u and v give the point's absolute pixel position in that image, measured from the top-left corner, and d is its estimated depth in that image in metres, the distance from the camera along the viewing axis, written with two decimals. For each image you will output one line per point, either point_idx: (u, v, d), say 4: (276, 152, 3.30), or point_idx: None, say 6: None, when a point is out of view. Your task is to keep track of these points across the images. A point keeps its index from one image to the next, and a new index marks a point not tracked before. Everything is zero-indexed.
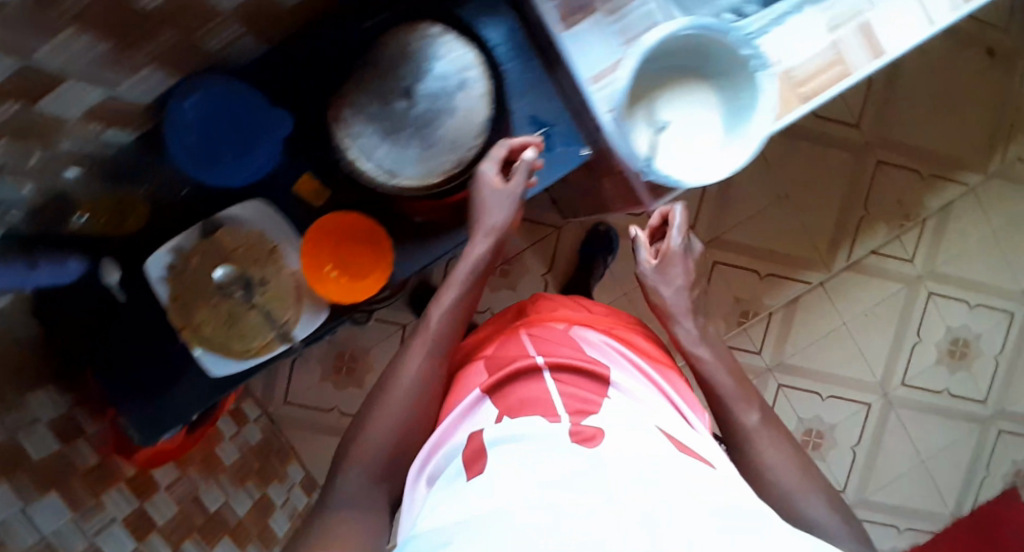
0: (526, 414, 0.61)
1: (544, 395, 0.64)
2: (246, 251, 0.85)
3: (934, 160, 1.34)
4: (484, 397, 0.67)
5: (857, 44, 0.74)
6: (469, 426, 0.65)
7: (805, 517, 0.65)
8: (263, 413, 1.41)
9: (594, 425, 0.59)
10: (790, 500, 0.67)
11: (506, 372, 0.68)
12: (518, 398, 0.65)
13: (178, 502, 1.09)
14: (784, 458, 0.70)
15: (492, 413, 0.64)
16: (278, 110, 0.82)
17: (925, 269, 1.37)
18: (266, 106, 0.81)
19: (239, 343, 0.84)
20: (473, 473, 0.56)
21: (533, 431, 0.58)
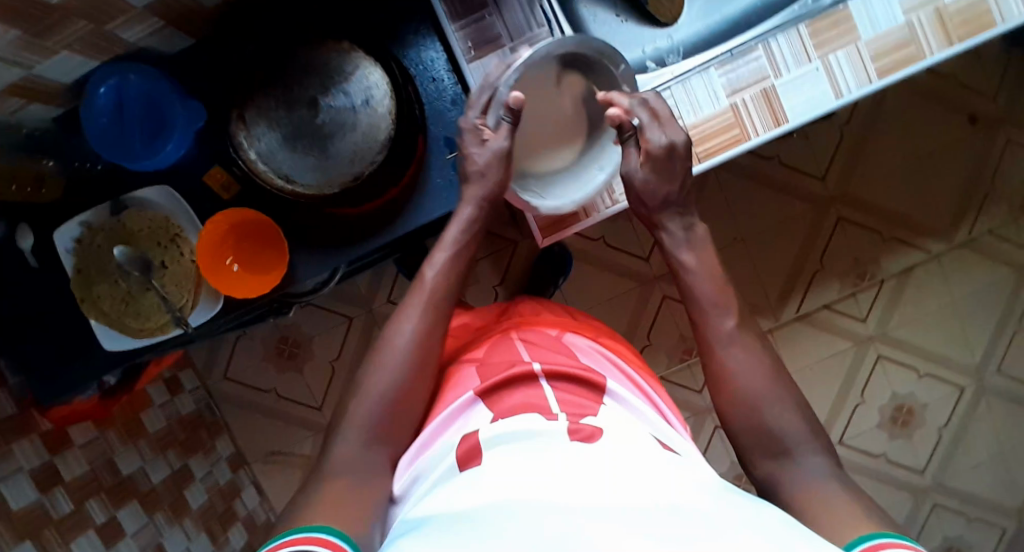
0: (523, 414, 0.62)
1: (539, 396, 0.64)
2: (150, 236, 0.84)
3: (898, 224, 1.29)
4: (476, 399, 0.67)
5: (756, 112, 0.73)
6: (463, 425, 0.65)
7: (779, 430, 0.62)
8: (201, 386, 1.48)
9: (594, 426, 0.60)
10: (761, 411, 0.63)
11: (505, 373, 0.68)
12: (514, 399, 0.65)
13: (91, 463, 1.15)
14: (755, 362, 0.65)
15: (486, 414, 0.64)
16: (195, 100, 0.82)
17: (876, 331, 1.32)
18: (182, 96, 0.81)
19: (132, 322, 0.85)
20: (468, 467, 0.57)
21: (530, 430, 0.59)
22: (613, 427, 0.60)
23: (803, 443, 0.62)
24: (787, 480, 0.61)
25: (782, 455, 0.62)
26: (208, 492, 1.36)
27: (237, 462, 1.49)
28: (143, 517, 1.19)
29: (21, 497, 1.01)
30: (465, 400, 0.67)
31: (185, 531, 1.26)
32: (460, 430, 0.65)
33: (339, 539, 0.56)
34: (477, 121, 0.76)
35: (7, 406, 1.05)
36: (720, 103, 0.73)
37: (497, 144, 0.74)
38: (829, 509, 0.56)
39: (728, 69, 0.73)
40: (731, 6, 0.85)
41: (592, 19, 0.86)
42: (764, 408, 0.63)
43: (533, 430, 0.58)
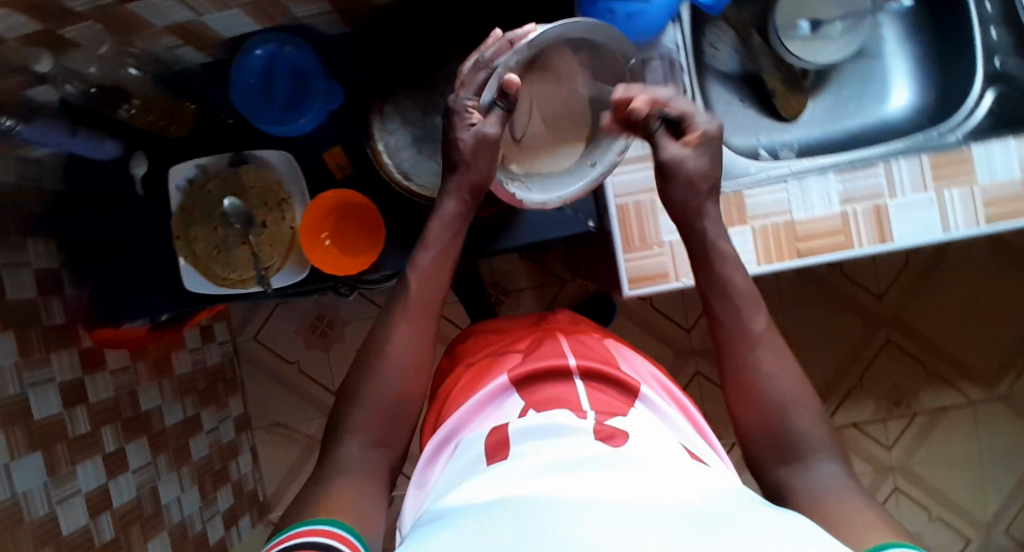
0: (550, 408, 0.67)
1: (569, 392, 0.70)
2: (259, 195, 0.90)
3: (943, 361, 1.31)
4: (511, 390, 0.72)
5: (865, 226, 0.74)
6: (497, 413, 0.70)
7: (797, 435, 0.63)
8: (231, 341, 1.50)
9: (617, 428, 0.63)
10: (783, 416, 0.64)
11: (539, 367, 0.73)
12: (544, 393, 0.70)
13: (115, 390, 1.17)
14: (783, 367, 0.66)
15: (517, 405, 0.69)
16: (335, 84, 0.89)
17: (900, 462, 1.32)
18: (326, 77, 0.89)
19: (219, 270, 0.89)
20: (496, 460, 0.62)
21: (560, 424, 0.63)
22: (637, 432, 0.64)
23: (819, 448, 0.62)
24: (797, 483, 0.61)
25: (796, 461, 0.62)
26: (210, 447, 1.38)
27: (242, 424, 1.50)
28: (147, 456, 1.21)
29: (45, 407, 1.03)
30: (499, 387, 0.72)
31: (180, 480, 1.28)
32: (492, 420, 0.69)
33: (348, 532, 0.59)
34: (467, 102, 0.74)
35: (58, 316, 1.09)
36: (832, 208, 0.74)
37: (488, 131, 0.73)
38: (837, 508, 0.56)
39: (847, 177, 0.74)
40: (852, 119, 0.87)
41: (718, 97, 0.86)
42: (785, 414, 0.64)
43: (561, 423, 0.63)
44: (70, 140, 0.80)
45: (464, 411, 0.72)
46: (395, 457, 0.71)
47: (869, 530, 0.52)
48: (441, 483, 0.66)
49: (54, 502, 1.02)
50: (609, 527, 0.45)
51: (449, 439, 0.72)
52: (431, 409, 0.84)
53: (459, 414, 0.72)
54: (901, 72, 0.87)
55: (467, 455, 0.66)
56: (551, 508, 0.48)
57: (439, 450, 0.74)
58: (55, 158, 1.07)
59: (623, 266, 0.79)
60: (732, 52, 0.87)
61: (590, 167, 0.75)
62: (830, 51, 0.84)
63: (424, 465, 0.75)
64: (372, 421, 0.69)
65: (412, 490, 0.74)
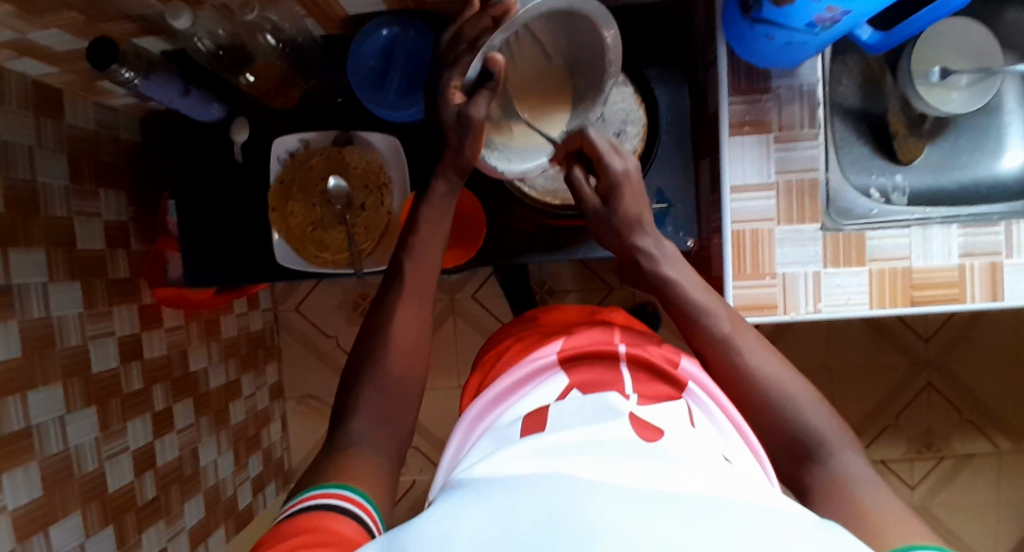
0: (595, 391, 0.63)
1: (614, 375, 0.66)
2: (362, 176, 0.88)
3: (978, 408, 1.34)
4: (559, 369, 0.68)
5: (979, 281, 0.79)
6: (536, 391, 0.66)
7: (806, 431, 0.64)
8: (272, 309, 1.48)
9: (653, 423, 0.57)
10: (776, 407, 0.66)
11: (582, 347, 0.69)
12: (586, 374, 0.66)
13: (168, 348, 1.16)
14: (767, 359, 0.69)
15: (561, 383, 0.66)
16: (422, 36, 0.84)
17: (920, 502, 1.36)
18: (412, 28, 0.84)
19: (312, 249, 0.88)
20: (531, 432, 0.59)
21: (603, 406, 0.60)
22: (675, 430, 0.57)
23: (835, 442, 0.63)
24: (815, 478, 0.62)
25: (814, 458, 0.63)
26: (246, 413, 1.37)
27: (276, 392, 1.49)
28: (191, 417, 1.20)
29: (104, 361, 1.02)
30: (542, 365, 0.69)
31: (218, 443, 1.27)
32: (533, 395, 0.66)
33: (355, 493, 0.59)
34: (453, 83, 0.74)
35: (122, 270, 1.07)
36: (950, 259, 0.79)
37: (472, 112, 0.72)
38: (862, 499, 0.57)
39: (968, 232, 0.79)
40: (964, 171, 0.90)
41: (838, 132, 0.89)
42: (788, 402, 0.66)
43: (602, 404, 0.60)
44: (179, 97, 0.82)
45: (503, 386, 0.69)
46: (403, 433, 0.68)
47: (895, 532, 0.52)
48: (473, 454, 0.63)
49: (104, 458, 1.00)
50: (605, 497, 0.44)
51: (488, 410, 0.69)
52: (477, 375, 0.81)
53: (498, 384, 0.69)
54: (1018, 132, 0.89)
55: (501, 431, 0.63)
56: (563, 489, 0.45)
57: (474, 425, 0.69)
58: (130, 108, 1.08)
59: (731, 291, 0.81)
60: (857, 90, 0.90)
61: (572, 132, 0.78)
62: (957, 101, 0.87)
63: (458, 437, 0.70)
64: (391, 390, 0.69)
65: (442, 467, 0.69)
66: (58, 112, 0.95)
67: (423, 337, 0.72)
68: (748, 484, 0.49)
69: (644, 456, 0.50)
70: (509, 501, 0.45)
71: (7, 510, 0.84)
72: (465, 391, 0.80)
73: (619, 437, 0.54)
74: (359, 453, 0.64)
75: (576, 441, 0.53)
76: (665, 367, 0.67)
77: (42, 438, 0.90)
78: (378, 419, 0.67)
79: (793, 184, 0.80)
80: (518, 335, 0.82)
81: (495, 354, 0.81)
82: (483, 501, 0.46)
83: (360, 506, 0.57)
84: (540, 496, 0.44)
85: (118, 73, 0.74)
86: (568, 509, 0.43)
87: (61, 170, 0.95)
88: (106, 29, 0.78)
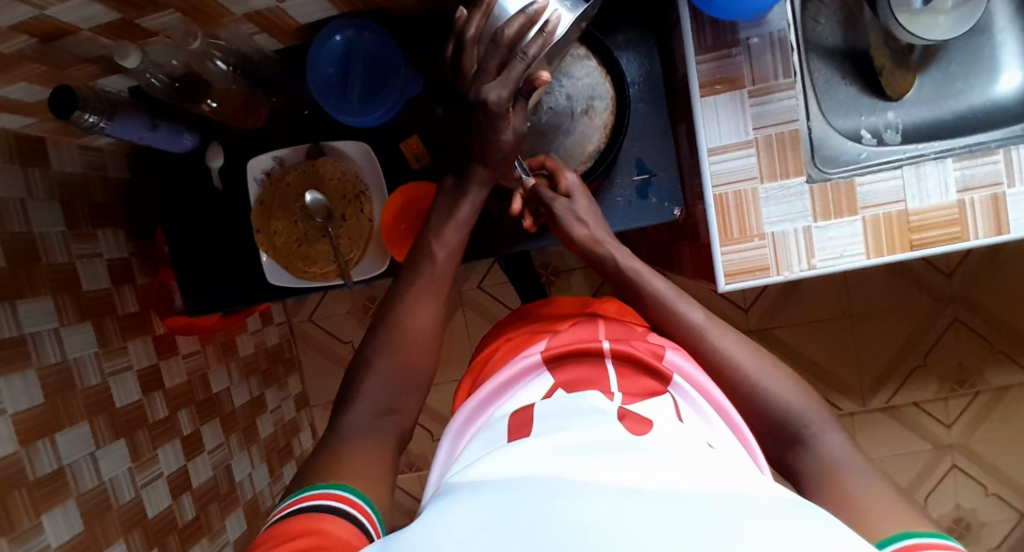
0: (580, 391, 0.63)
1: (600, 372, 0.66)
2: (338, 187, 0.88)
3: (1010, 339, 1.30)
4: (544, 369, 0.68)
5: (982, 214, 0.76)
6: (525, 393, 0.67)
7: (789, 415, 0.67)
8: (286, 321, 1.51)
9: (646, 416, 0.59)
10: (760, 396, 0.68)
11: (567, 345, 0.69)
12: (573, 374, 0.67)
13: (188, 373, 1.19)
14: (740, 346, 0.72)
15: (547, 385, 0.66)
16: (374, 32, 0.83)
17: (958, 440, 1.33)
18: (363, 27, 0.82)
19: (300, 265, 0.89)
20: (516, 438, 0.58)
21: (588, 406, 0.59)
22: (666, 424, 0.58)
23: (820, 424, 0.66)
24: (803, 463, 0.65)
25: (798, 442, 0.66)
26: (275, 425, 1.41)
27: (301, 402, 1.52)
28: (220, 436, 1.24)
29: (125, 394, 1.05)
30: (532, 365, 0.69)
31: (251, 458, 1.31)
32: (519, 396, 0.67)
33: (346, 493, 0.59)
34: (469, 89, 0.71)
35: (131, 304, 1.10)
36: (949, 197, 0.76)
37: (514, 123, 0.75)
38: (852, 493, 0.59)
39: (965, 165, 0.75)
40: (960, 99, 0.85)
41: (819, 75, 0.85)
42: (766, 388, 0.69)
43: (590, 406, 0.60)
44: (148, 132, 0.83)
45: (491, 388, 0.69)
46: (406, 422, 0.71)
47: (884, 520, 0.54)
48: (463, 459, 0.62)
49: (139, 486, 1.04)
50: (586, 496, 0.43)
51: (479, 413, 0.69)
52: (470, 374, 0.81)
53: (486, 389, 0.70)
54: (1013, 52, 0.84)
55: (491, 430, 0.63)
56: (548, 490, 0.45)
57: (467, 432, 0.69)
58: (115, 146, 1.09)
59: (719, 258, 0.79)
60: (837, 28, 0.85)
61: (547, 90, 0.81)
62: (942, 26, 0.81)
63: (448, 444, 0.70)
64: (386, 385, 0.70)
65: (436, 466, 0.69)
66: (44, 161, 0.97)
67: (413, 341, 0.73)
68: (736, 472, 0.48)
69: (629, 451, 0.49)
70: (501, 499, 0.45)
71: (52, 548, 0.88)
72: (456, 393, 0.80)
73: (611, 436, 0.53)
74: (356, 439, 0.66)
75: (565, 443, 0.52)
76: (650, 362, 0.67)
77: (77, 476, 0.94)
78: (377, 408, 0.69)
79: (772, 138, 0.77)
80: (508, 335, 0.82)
81: (486, 358, 0.81)
82: (474, 501, 0.46)
83: (351, 503, 0.58)
84: (526, 499, 0.44)
85: (83, 119, 0.74)
86: (554, 509, 0.43)
87: (56, 217, 0.98)
88: (70, 74, 0.78)
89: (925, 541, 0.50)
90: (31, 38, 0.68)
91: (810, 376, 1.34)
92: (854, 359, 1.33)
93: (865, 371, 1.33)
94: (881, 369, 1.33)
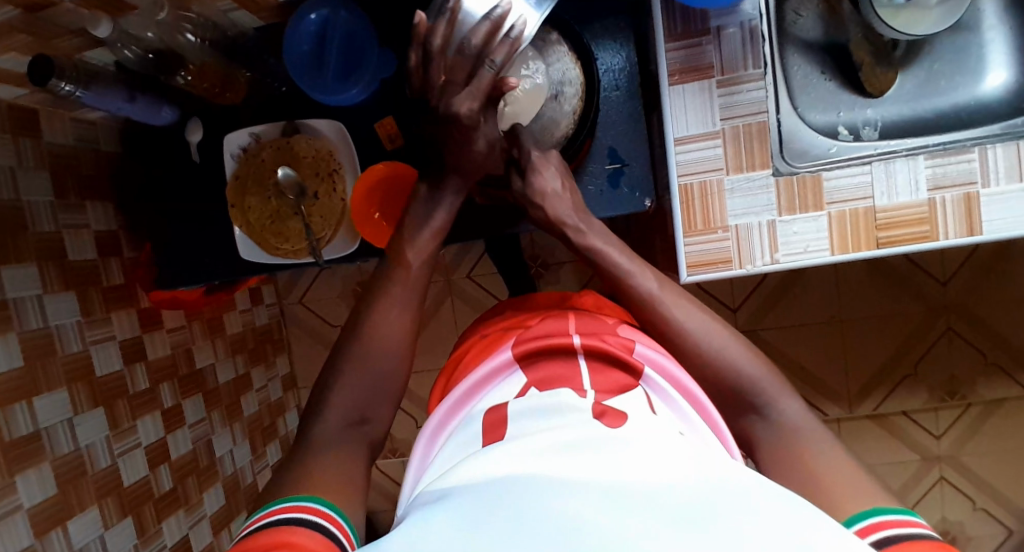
0: (552, 387, 0.62)
1: (574, 371, 0.64)
2: (311, 165, 0.90)
3: (1004, 351, 1.26)
4: (516, 369, 0.67)
5: (953, 215, 0.74)
6: (498, 391, 0.66)
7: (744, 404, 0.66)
8: (277, 303, 1.53)
9: (619, 408, 0.58)
10: (727, 388, 0.67)
11: (541, 342, 0.68)
12: (546, 371, 0.65)
13: (172, 348, 1.21)
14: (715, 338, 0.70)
15: (519, 383, 0.65)
16: (347, 13, 0.84)
17: (948, 452, 1.30)
18: (336, 6, 0.84)
19: (273, 241, 0.91)
20: (491, 442, 0.57)
21: (556, 402, 0.58)
22: (637, 415, 0.57)
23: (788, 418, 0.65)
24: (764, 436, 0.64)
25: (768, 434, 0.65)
26: (260, 404, 1.43)
27: (288, 384, 1.54)
28: (202, 412, 1.26)
29: (107, 364, 1.07)
30: (504, 363, 0.68)
31: (233, 435, 1.33)
32: (493, 396, 0.65)
33: (320, 504, 0.58)
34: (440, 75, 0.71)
35: (117, 276, 1.12)
36: (919, 195, 0.74)
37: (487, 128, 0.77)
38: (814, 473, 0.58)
39: (938, 162, 0.73)
40: (943, 98, 0.83)
41: (798, 70, 0.84)
42: (736, 380, 0.67)
43: (562, 401, 0.58)
44: (126, 104, 0.85)
45: (463, 390, 0.68)
46: (370, 408, 0.70)
47: (853, 502, 0.54)
48: (439, 462, 0.62)
49: (117, 455, 1.06)
50: (549, 495, 0.43)
51: (453, 412, 0.68)
52: (442, 376, 0.80)
53: (461, 386, 0.69)
54: (1000, 51, 0.82)
55: (467, 432, 0.61)
56: (525, 493, 0.44)
57: (439, 429, 0.69)
58: (109, 120, 1.12)
59: (682, 248, 0.78)
60: (818, 22, 0.84)
61: (529, 76, 0.80)
62: (930, 19, 0.79)
63: (420, 452, 0.69)
64: (356, 378, 0.70)
65: (409, 477, 0.67)
66: (36, 132, 0.99)
67: (383, 327, 0.72)
68: (700, 461, 0.48)
69: (594, 447, 0.49)
70: (483, 506, 0.44)
71: (24, 509, 0.89)
72: (432, 395, 0.79)
73: (570, 438, 0.51)
74: (323, 451, 0.65)
75: (532, 446, 0.51)
76: (621, 355, 0.66)
77: (53, 441, 0.95)
78: (350, 419, 0.69)
79: (739, 130, 0.76)
80: (483, 331, 0.81)
81: (461, 356, 0.80)
82: (456, 508, 0.44)
83: (323, 515, 0.57)
84: (500, 506, 0.43)
85: (59, 87, 0.76)
86: (515, 513, 0.41)
87: (45, 187, 1.00)
88: (57, 46, 0.78)
89: (889, 520, 0.49)
90: (16, 9, 0.67)
91: (801, 383, 1.32)
92: (847, 366, 1.30)
93: (858, 379, 1.30)
94: (875, 378, 1.30)
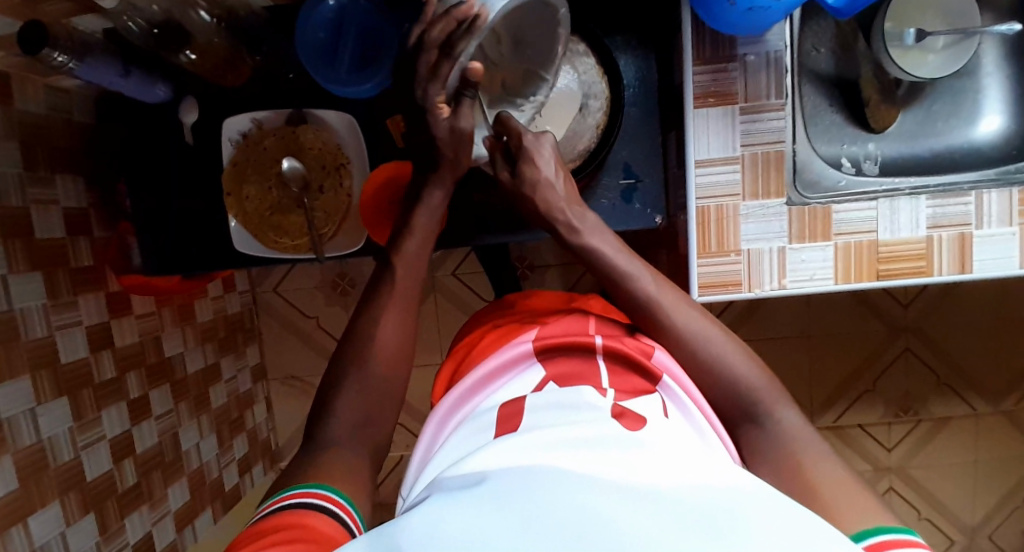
0: (570, 385, 0.61)
1: (591, 369, 0.64)
2: (317, 157, 0.88)
3: (954, 372, 1.35)
4: (533, 363, 0.66)
5: (948, 253, 0.78)
6: (513, 385, 0.65)
7: None
8: (250, 291, 1.47)
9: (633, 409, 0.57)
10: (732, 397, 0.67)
11: (559, 338, 0.67)
12: (563, 367, 0.65)
13: (141, 335, 1.15)
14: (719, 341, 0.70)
15: (537, 376, 0.64)
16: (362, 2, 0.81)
17: (897, 463, 1.39)
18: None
19: (271, 235, 0.88)
20: (504, 431, 0.56)
21: (579, 399, 0.57)
22: (654, 419, 0.57)
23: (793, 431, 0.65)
24: None
25: None
26: (228, 396, 1.38)
27: (259, 374, 1.50)
28: (169, 403, 1.20)
29: (72, 351, 1.00)
30: (518, 356, 0.67)
31: (200, 427, 1.28)
32: (509, 388, 0.64)
33: (307, 487, 0.56)
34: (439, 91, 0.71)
35: (86, 258, 1.05)
36: (919, 231, 0.78)
37: (462, 124, 0.73)
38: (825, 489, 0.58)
39: (938, 203, 0.77)
40: (940, 139, 0.88)
41: (809, 100, 0.87)
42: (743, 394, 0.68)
43: (581, 398, 0.58)
44: (120, 79, 0.80)
45: (471, 384, 0.67)
46: (382, 416, 0.68)
47: None
48: (447, 449, 0.60)
49: (80, 448, 0.99)
50: (587, 487, 0.43)
51: (460, 408, 0.67)
52: (448, 363, 0.79)
53: (471, 379, 0.67)
54: (994, 99, 0.87)
55: (477, 422, 0.60)
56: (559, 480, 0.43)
57: (444, 424, 0.68)
58: (84, 89, 1.04)
59: (695, 269, 0.80)
60: (832, 55, 0.86)
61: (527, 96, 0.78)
62: (930, 65, 0.84)
63: (426, 442, 0.68)
64: (370, 383, 0.68)
65: (413, 468, 0.67)
66: (7, 97, 0.91)
67: (406, 337, 0.71)
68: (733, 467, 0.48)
69: (630, 444, 0.49)
70: (512, 487, 0.43)
71: None
72: (434, 387, 0.78)
73: (600, 432, 0.50)
74: (339, 454, 0.63)
75: (565, 436, 0.50)
76: (638, 358, 0.65)
77: (13, 433, 0.89)
78: (361, 424, 0.67)
79: (758, 157, 0.78)
80: (494, 323, 0.80)
81: (469, 350, 0.78)
82: (477, 491, 0.43)
83: (314, 495, 0.55)
84: (541, 489, 0.42)
85: (52, 57, 0.70)
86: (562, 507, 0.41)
87: (14, 158, 0.92)
88: (49, 12, 0.71)
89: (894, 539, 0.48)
90: None
91: None
92: (811, 377, 1.37)
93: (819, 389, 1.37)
94: (834, 389, 1.37)
